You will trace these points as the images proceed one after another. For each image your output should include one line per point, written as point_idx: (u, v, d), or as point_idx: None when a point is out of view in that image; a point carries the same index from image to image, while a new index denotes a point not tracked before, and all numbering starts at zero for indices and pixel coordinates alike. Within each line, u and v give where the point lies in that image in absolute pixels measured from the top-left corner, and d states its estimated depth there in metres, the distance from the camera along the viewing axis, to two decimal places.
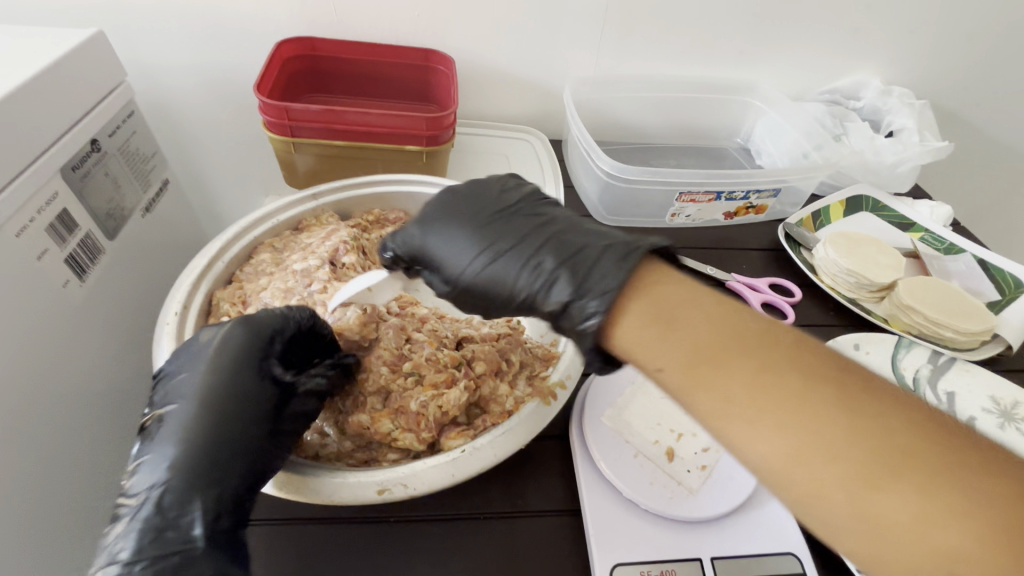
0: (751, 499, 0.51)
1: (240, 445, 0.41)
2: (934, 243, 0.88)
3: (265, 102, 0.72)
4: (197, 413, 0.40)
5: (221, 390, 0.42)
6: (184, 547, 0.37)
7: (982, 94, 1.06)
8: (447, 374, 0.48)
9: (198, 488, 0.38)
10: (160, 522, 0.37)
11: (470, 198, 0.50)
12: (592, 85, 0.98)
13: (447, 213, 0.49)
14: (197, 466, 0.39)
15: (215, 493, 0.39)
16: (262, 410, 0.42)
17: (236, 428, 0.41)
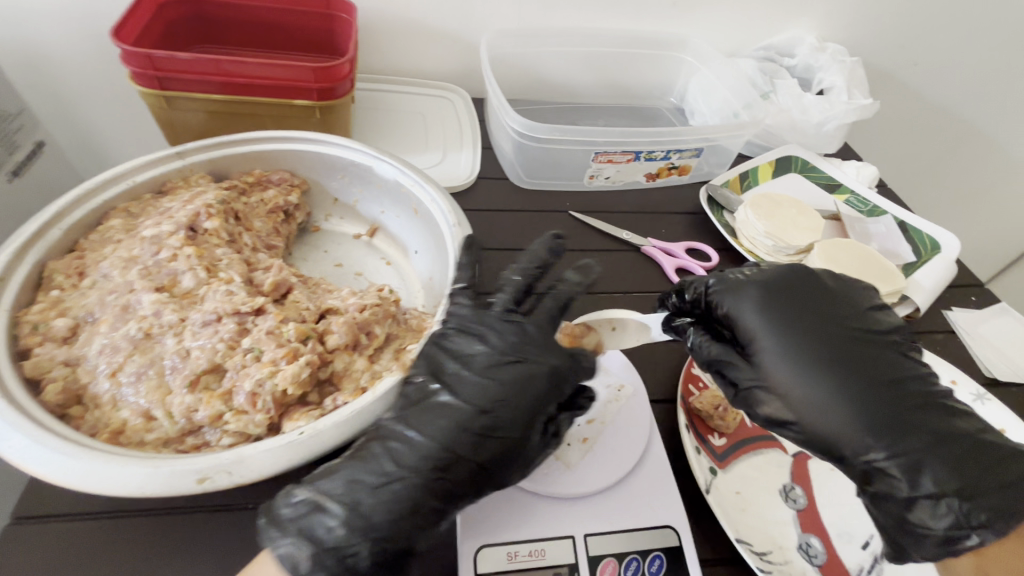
0: (633, 471, 0.48)
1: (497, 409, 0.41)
2: (859, 206, 0.87)
3: (124, 48, 0.63)
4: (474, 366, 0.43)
5: (513, 390, 0.41)
6: (401, 544, 0.37)
7: (917, 55, 1.04)
8: (289, 349, 0.43)
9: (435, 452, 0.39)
10: (335, 508, 0.36)
11: (788, 296, 0.47)
12: (515, 38, 0.91)
13: (786, 310, 0.46)
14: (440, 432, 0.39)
15: (467, 455, 0.39)
16: (519, 354, 0.43)
17: (506, 377, 0.42)
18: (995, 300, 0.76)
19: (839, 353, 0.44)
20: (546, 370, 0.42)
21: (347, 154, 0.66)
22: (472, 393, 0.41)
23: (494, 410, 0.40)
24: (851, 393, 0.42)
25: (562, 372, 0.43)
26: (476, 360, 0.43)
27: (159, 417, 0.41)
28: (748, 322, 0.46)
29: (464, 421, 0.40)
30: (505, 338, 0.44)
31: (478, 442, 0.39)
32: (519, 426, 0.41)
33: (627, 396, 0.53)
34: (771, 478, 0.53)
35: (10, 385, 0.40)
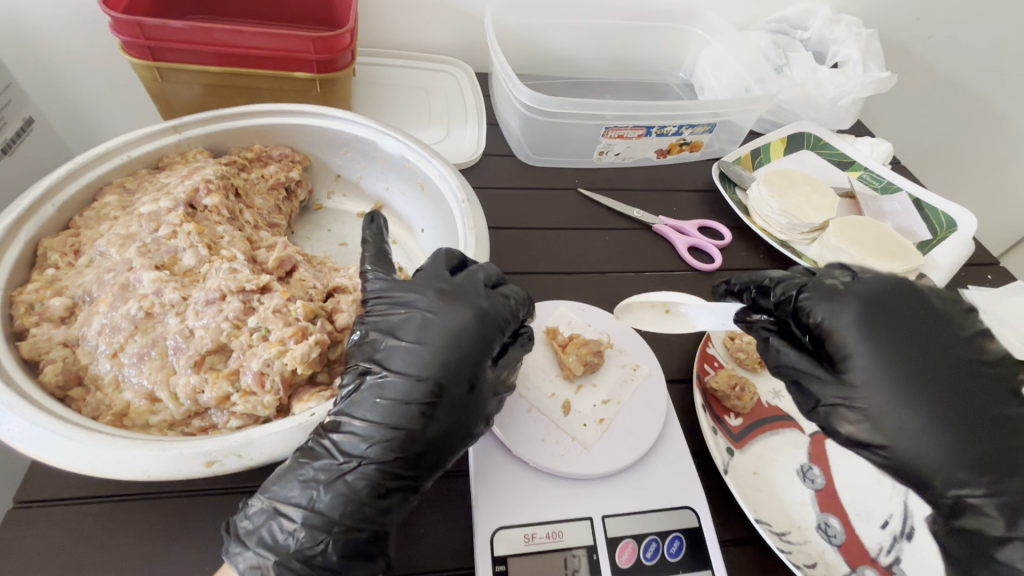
0: (650, 452, 0.47)
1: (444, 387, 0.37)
2: (872, 183, 0.85)
3: (114, 15, 0.60)
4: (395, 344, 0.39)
5: (442, 352, 0.38)
6: (371, 529, 0.36)
7: (933, 27, 1.01)
8: (297, 328, 0.42)
9: (389, 434, 0.36)
10: (307, 502, 0.35)
11: (886, 301, 0.42)
12: (521, 10, 0.88)
13: (887, 324, 0.41)
14: (388, 410, 0.37)
15: (410, 436, 0.36)
16: (425, 325, 0.39)
17: (425, 349, 0.38)
18: (1010, 278, 0.75)
19: (937, 376, 0.39)
20: (462, 324, 0.39)
21: (350, 129, 0.64)
22: (406, 364, 0.38)
23: (427, 378, 0.37)
24: (951, 423, 0.38)
25: (485, 320, 0.40)
26: (403, 327, 0.40)
27: (164, 399, 0.40)
28: (844, 334, 0.42)
29: (403, 396, 0.37)
30: (423, 296, 0.41)
31: (416, 412, 0.37)
32: (455, 384, 0.38)
33: (643, 376, 0.52)
34: (789, 458, 0.52)
35: (8, 368, 0.39)
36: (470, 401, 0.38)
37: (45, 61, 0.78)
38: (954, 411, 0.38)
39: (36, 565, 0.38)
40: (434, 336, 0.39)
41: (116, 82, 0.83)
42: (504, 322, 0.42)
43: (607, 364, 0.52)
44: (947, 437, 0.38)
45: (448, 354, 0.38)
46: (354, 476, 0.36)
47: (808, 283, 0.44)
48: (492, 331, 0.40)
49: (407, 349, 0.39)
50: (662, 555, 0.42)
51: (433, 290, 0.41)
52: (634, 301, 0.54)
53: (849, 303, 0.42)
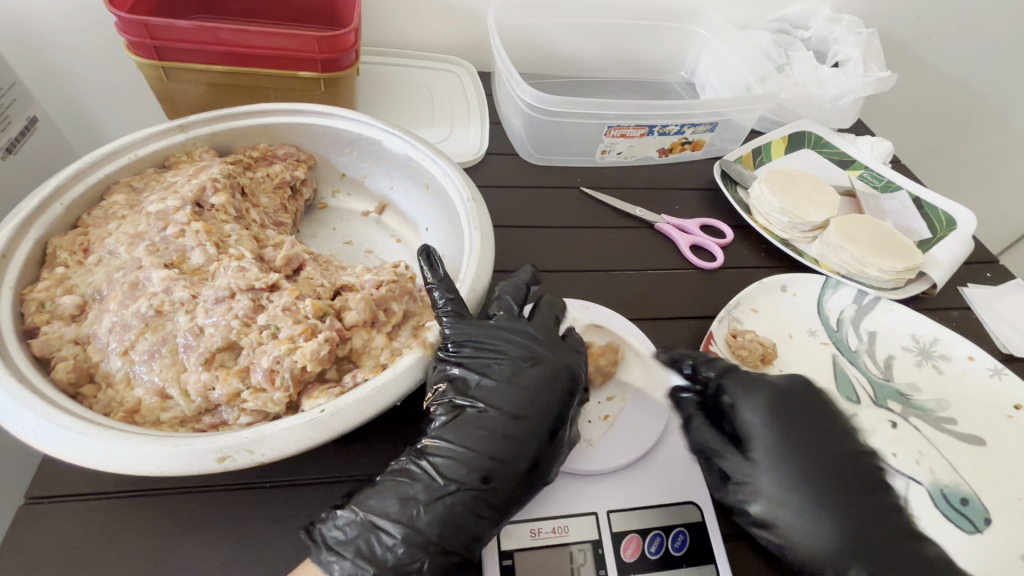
0: (654, 447, 0.48)
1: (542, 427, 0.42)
2: (873, 181, 0.85)
3: (119, 14, 0.60)
4: (485, 381, 0.43)
5: (540, 392, 0.43)
6: (461, 554, 0.38)
7: (933, 26, 1.01)
8: (306, 326, 0.42)
9: (495, 462, 0.40)
10: (409, 519, 0.37)
11: (785, 396, 0.48)
12: (523, 9, 0.89)
13: (788, 419, 0.47)
14: (495, 441, 0.41)
15: (509, 468, 0.40)
16: (512, 371, 0.44)
17: (521, 391, 0.43)
18: (1010, 276, 0.75)
19: (821, 471, 0.44)
20: (558, 370, 0.45)
21: (355, 129, 0.64)
22: (505, 403, 0.43)
23: (525, 416, 0.42)
24: (824, 510, 0.43)
25: (572, 365, 0.46)
26: (497, 370, 0.44)
27: (175, 395, 0.40)
28: (751, 425, 0.47)
29: (504, 431, 0.41)
30: (519, 342, 0.46)
31: (517, 447, 0.41)
32: (546, 424, 0.43)
33: (647, 373, 0.52)
34: None
35: (20, 365, 0.39)
36: (558, 437, 0.43)
37: (48, 60, 0.78)
38: (838, 498, 0.43)
39: (50, 560, 0.38)
40: (534, 377, 0.44)
41: (119, 82, 0.83)
42: (581, 363, 0.47)
43: (612, 361, 0.53)
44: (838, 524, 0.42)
45: (542, 395, 0.43)
46: (458, 498, 0.39)
47: (729, 372, 0.49)
48: (578, 374, 0.46)
49: (501, 389, 0.43)
50: (665, 549, 0.43)
51: (526, 336, 0.46)
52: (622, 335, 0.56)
53: (758, 393, 0.48)
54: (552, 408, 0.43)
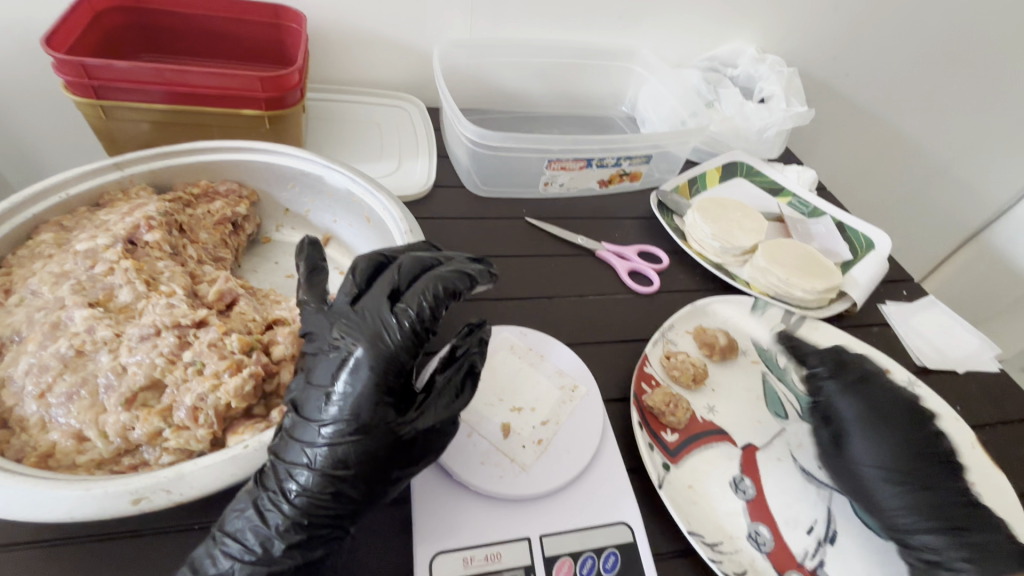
0: (586, 469, 0.49)
1: (373, 439, 0.37)
2: (800, 208, 0.91)
3: (55, 55, 0.61)
4: (312, 386, 0.39)
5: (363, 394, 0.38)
6: (296, 560, 0.36)
7: (847, 65, 1.11)
8: (232, 361, 0.42)
9: (319, 474, 0.37)
10: (247, 528, 0.37)
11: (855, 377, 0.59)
12: (467, 49, 0.93)
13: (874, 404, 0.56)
14: (315, 446, 0.37)
15: (329, 479, 0.37)
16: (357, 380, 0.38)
17: (347, 395, 0.38)
18: (924, 293, 0.81)
19: (895, 419, 0.54)
20: (387, 356, 0.39)
21: (296, 165, 0.65)
22: (319, 409, 0.38)
23: (347, 420, 0.37)
24: (889, 447, 0.52)
25: (385, 353, 0.39)
26: (319, 369, 0.39)
27: (92, 437, 0.39)
28: (841, 406, 0.57)
29: (329, 436, 0.37)
30: (329, 334, 0.41)
31: (324, 461, 0.37)
32: (374, 430, 0.37)
33: (580, 396, 0.53)
34: (722, 471, 0.55)
35: None
36: (388, 455, 0.38)
37: None
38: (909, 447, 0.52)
39: None
40: (356, 380, 0.38)
41: (60, 119, 0.83)
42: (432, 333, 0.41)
43: (544, 385, 0.53)
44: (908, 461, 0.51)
45: (349, 402, 0.37)
46: (282, 507, 0.36)
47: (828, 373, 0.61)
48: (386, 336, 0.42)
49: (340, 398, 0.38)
50: (596, 571, 0.43)
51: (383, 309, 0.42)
52: (554, 354, 0.57)
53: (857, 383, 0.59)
54: (362, 417, 0.37)
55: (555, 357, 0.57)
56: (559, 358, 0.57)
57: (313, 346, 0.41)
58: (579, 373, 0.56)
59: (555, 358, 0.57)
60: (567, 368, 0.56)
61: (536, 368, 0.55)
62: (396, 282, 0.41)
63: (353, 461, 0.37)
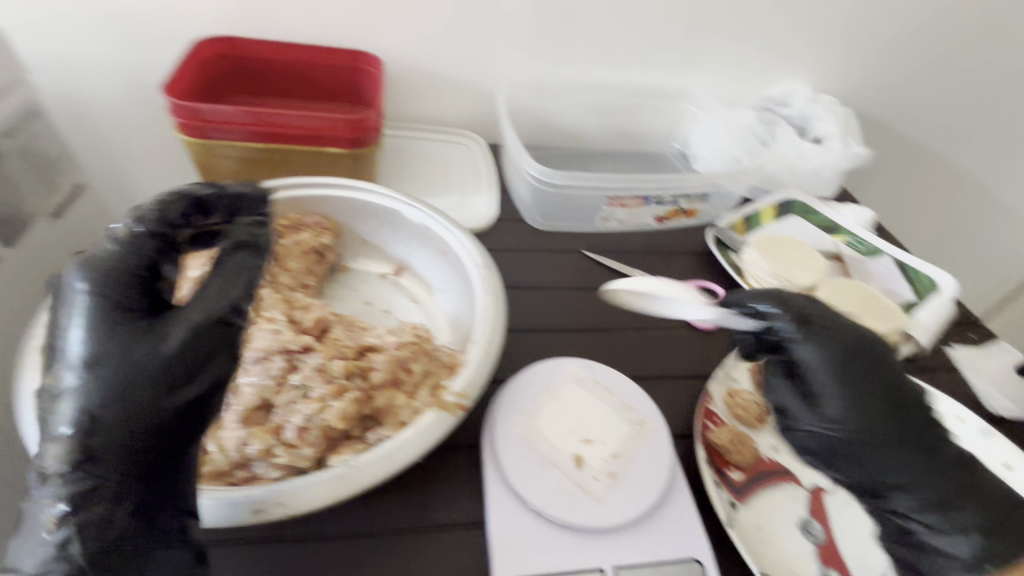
0: (659, 505, 0.50)
1: (115, 436, 0.35)
2: (857, 246, 0.91)
3: (173, 101, 0.69)
4: (71, 386, 0.35)
5: (110, 386, 0.35)
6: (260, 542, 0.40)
7: (901, 105, 1.11)
8: (335, 387, 0.46)
9: (117, 479, 0.35)
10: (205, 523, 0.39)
11: (855, 331, 0.50)
12: (528, 90, 0.98)
13: (858, 371, 0.48)
14: (76, 454, 0.34)
15: (107, 488, 0.35)
16: (131, 365, 0.36)
17: (95, 392, 0.35)
18: (993, 338, 0.79)
19: (886, 415, 0.47)
20: (120, 341, 0.36)
21: (377, 201, 0.71)
22: (61, 412, 0.35)
23: (89, 417, 0.35)
24: (874, 422, 0.46)
25: (116, 329, 0.36)
26: (65, 356, 0.36)
27: (212, 450, 0.43)
28: (818, 372, 0.47)
29: (75, 443, 0.34)
30: (78, 311, 0.36)
31: (74, 473, 0.34)
32: (120, 425, 0.35)
33: (649, 431, 0.54)
34: (789, 512, 0.55)
35: None
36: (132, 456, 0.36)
37: None
38: (897, 395, 0.48)
39: None
40: (82, 368, 0.35)
41: None
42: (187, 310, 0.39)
43: (614, 418, 0.55)
44: (872, 436, 0.46)
45: (95, 402, 0.35)
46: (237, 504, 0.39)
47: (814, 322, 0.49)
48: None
49: (99, 394, 0.35)
50: None
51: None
52: (623, 388, 0.58)
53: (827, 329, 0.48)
54: (105, 416, 0.35)
55: (623, 391, 0.58)
56: (628, 393, 0.58)
57: (65, 319, 0.37)
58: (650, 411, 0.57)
59: (625, 394, 0.58)
60: (637, 403, 0.57)
61: (605, 402, 0.57)
62: (147, 254, 0.39)
63: (111, 463, 0.35)
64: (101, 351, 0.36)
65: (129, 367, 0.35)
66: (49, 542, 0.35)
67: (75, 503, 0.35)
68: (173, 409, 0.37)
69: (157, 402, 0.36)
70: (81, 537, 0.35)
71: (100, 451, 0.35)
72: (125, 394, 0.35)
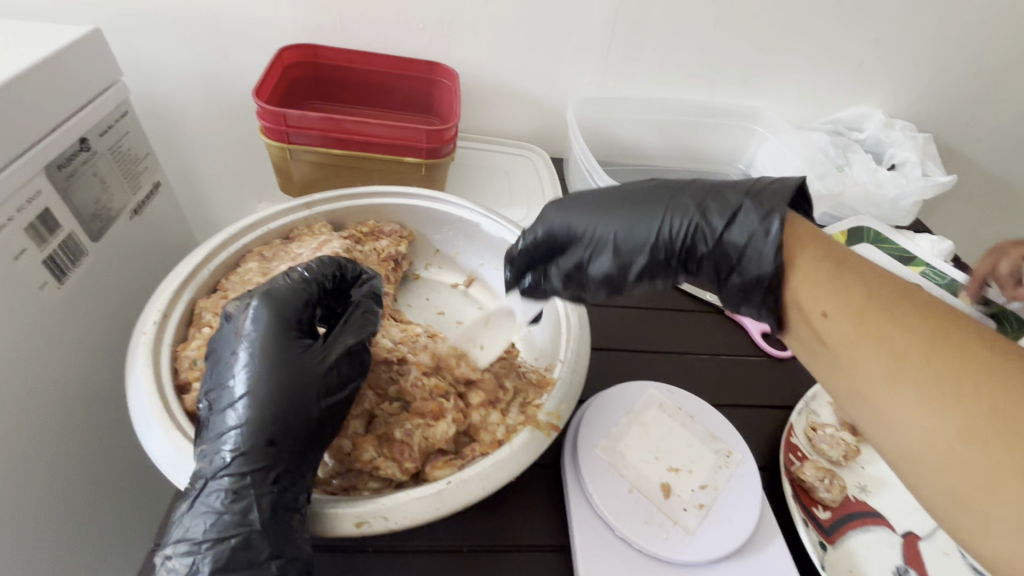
0: (749, 543, 0.48)
1: (292, 438, 0.39)
2: (936, 278, 0.88)
3: (263, 106, 0.71)
4: (243, 393, 0.39)
5: (280, 388, 0.39)
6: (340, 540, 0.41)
7: (980, 132, 1.07)
8: (435, 402, 0.47)
9: (266, 473, 0.38)
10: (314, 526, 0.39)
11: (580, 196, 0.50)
12: (595, 105, 0.98)
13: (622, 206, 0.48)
14: (246, 448, 0.38)
15: (269, 482, 0.38)
16: (300, 375, 0.40)
17: (271, 395, 0.39)
18: None
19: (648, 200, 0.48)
20: (285, 350, 0.41)
21: (456, 212, 0.71)
22: (229, 414, 0.39)
23: (261, 414, 0.38)
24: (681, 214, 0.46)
25: (286, 337, 0.41)
26: (236, 367, 0.40)
27: None
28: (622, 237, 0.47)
29: (244, 442, 0.38)
30: (250, 325, 0.42)
31: (240, 464, 0.37)
32: (287, 423, 0.39)
33: (737, 463, 0.53)
34: (883, 557, 0.52)
35: (178, 416, 0.44)
36: (295, 452, 0.39)
37: None
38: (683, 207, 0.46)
39: None
40: (250, 375, 0.39)
41: None
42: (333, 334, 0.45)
43: (700, 448, 0.54)
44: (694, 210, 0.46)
45: (263, 404, 0.39)
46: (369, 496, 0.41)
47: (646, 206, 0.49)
48: (651, 226, 0.46)
49: (279, 395, 0.39)
50: None
51: (685, 204, 0.46)
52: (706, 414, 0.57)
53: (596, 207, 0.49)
54: (268, 417, 0.38)
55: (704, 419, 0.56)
56: (710, 421, 0.56)
57: (235, 335, 0.42)
58: (734, 442, 0.55)
59: (709, 423, 0.56)
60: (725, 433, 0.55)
61: (690, 430, 0.55)
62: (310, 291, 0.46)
63: (269, 455, 0.38)
64: (265, 363, 0.40)
65: (284, 367, 0.40)
66: (204, 535, 0.36)
67: (237, 492, 0.37)
68: (314, 414, 0.40)
69: (309, 403, 0.40)
70: (227, 532, 0.36)
71: (280, 437, 0.38)
72: (285, 398, 0.39)
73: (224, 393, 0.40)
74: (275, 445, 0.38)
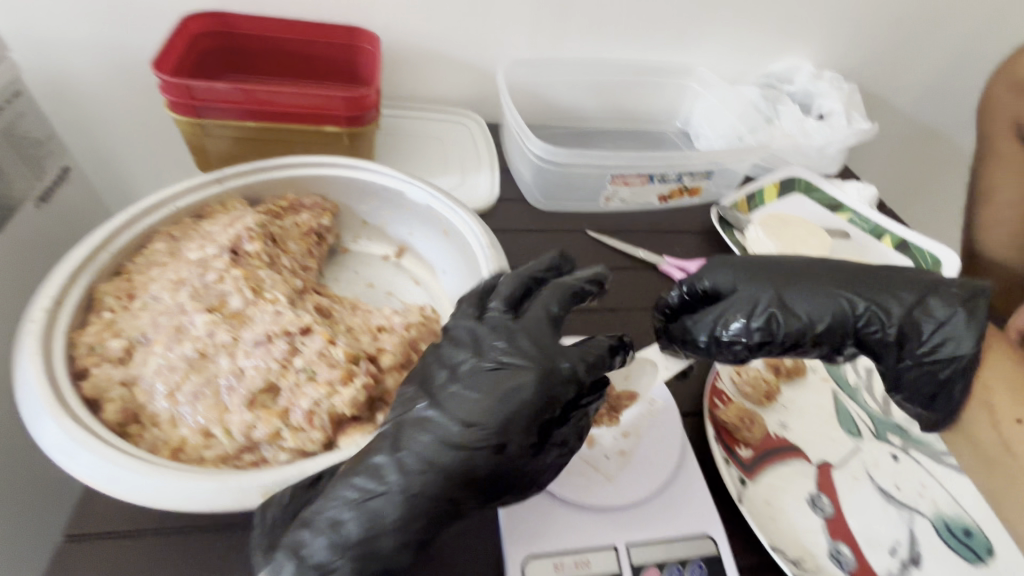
0: (668, 483, 0.50)
1: (424, 521, 0.37)
2: (861, 225, 0.91)
3: (164, 78, 0.66)
4: (416, 460, 0.38)
5: (449, 463, 0.37)
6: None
7: (905, 81, 1.10)
8: (344, 370, 0.46)
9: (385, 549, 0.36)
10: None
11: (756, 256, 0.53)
12: (529, 67, 0.96)
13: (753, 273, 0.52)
14: (372, 524, 0.37)
15: (385, 555, 0.37)
16: (488, 447, 0.38)
17: (437, 470, 0.37)
18: None
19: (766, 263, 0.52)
20: (521, 409, 0.39)
21: (377, 180, 0.69)
22: (369, 480, 0.38)
23: (410, 490, 0.37)
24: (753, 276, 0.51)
25: (545, 390, 0.40)
26: (440, 423, 0.39)
27: (218, 435, 0.43)
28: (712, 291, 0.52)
29: (376, 514, 0.37)
30: (483, 367, 0.40)
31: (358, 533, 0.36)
32: (431, 505, 0.37)
33: (659, 409, 0.54)
34: (798, 487, 0.55)
35: (74, 404, 0.42)
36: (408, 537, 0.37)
37: None
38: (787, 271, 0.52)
39: None
40: (424, 439, 0.38)
41: None
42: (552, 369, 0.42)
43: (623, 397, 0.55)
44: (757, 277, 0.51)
45: (419, 478, 0.37)
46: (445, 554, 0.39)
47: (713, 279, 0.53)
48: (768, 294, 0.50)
49: (445, 472, 0.37)
50: None
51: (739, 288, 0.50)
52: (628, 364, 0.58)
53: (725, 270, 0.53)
54: (407, 496, 0.37)
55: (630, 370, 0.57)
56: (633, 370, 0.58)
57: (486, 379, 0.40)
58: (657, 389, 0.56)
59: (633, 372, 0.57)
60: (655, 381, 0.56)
61: None
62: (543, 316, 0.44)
63: (405, 531, 0.37)
64: (478, 418, 0.38)
65: (520, 425, 0.38)
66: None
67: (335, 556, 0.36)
68: (445, 505, 0.38)
69: (454, 488, 0.38)
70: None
71: (418, 522, 0.37)
72: (425, 494, 0.37)
73: (391, 454, 0.38)
74: (412, 535, 0.37)
